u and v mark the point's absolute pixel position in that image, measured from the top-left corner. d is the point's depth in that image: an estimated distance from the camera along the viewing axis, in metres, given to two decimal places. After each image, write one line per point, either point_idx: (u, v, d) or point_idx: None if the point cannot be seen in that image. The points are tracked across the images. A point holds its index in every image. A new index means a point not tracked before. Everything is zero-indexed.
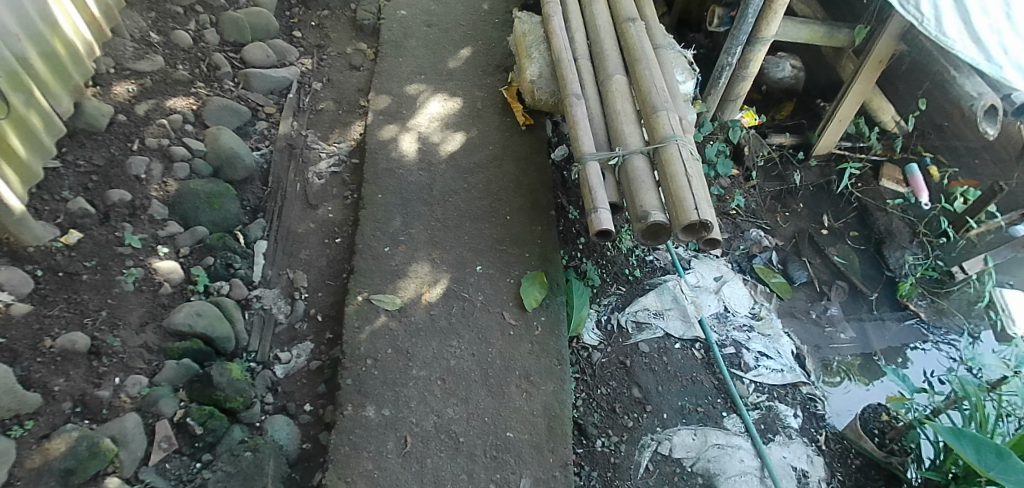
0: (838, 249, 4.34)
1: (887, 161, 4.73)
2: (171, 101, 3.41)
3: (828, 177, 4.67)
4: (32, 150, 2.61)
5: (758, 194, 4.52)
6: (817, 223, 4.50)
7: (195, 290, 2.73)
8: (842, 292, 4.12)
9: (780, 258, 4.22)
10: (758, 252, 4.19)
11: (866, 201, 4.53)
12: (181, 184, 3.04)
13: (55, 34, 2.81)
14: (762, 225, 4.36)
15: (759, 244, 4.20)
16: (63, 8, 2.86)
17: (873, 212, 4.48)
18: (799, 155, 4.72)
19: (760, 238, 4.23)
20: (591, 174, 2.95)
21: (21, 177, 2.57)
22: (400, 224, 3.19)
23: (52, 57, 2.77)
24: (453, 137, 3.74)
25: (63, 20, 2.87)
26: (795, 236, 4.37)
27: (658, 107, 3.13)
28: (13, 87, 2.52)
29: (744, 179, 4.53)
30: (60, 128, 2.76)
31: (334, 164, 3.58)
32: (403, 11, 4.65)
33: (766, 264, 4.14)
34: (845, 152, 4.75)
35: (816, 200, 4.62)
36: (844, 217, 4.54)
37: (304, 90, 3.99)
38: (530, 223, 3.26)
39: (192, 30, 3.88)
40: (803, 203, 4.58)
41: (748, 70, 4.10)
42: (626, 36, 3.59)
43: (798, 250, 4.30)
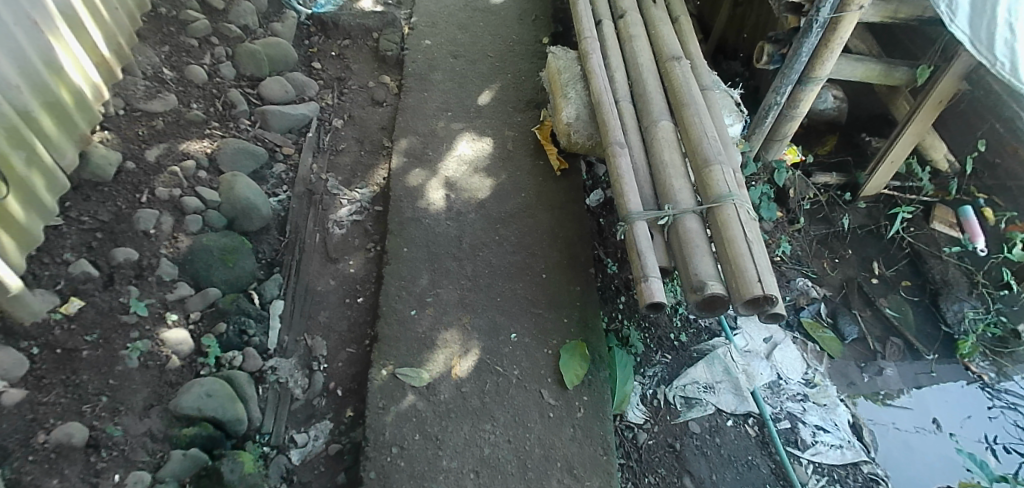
0: (890, 300, 4.03)
1: (939, 202, 4.37)
2: (184, 144, 3.20)
3: (877, 220, 4.36)
4: (32, 211, 2.41)
5: (803, 239, 4.22)
6: (867, 270, 4.17)
7: (205, 363, 2.52)
8: (898, 351, 3.79)
9: (829, 310, 3.91)
10: (805, 304, 3.89)
11: (919, 247, 4.20)
12: (192, 240, 2.81)
13: (60, 81, 2.59)
14: (807, 272, 4.07)
15: (806, 294, 3.91)
16: (69, 52, 2.65)
17: (926, 259, 4.15)
18: (845, 197, 4.40)
19: (807, 287, 3.94)
20: (639, 236, 2.69)
21: (18, 241, 2.35)
22: (427, 282, 2.96)
23: (57, 107, 2.56)
24: (482, 182, 3.51)
25: (70, 65, 2.65)
26: (844, 285, 4.07)
27: (711, 160, 2.87)
28: (13, 144, 2.31)
29: (787, 221, 4.25)
30: (64, 184, 2.56)
31: (356, 212, 3.35)
32: (428, 41, 4.49)
33: (813, 318, 3.84)
34: (894, 193, 4.40)
35: (863, 244, 4.29)
36: (895, 265, 4.20)
37: (324, 128, 3.78)
38: (567, 283, 3.01)
39: (207, 65, 3.67)
40: (851, 248, 4.26)
41: (797, 110, 3.81)
42: (672, 77, 3.34)
43: (847, 302, 3.99)
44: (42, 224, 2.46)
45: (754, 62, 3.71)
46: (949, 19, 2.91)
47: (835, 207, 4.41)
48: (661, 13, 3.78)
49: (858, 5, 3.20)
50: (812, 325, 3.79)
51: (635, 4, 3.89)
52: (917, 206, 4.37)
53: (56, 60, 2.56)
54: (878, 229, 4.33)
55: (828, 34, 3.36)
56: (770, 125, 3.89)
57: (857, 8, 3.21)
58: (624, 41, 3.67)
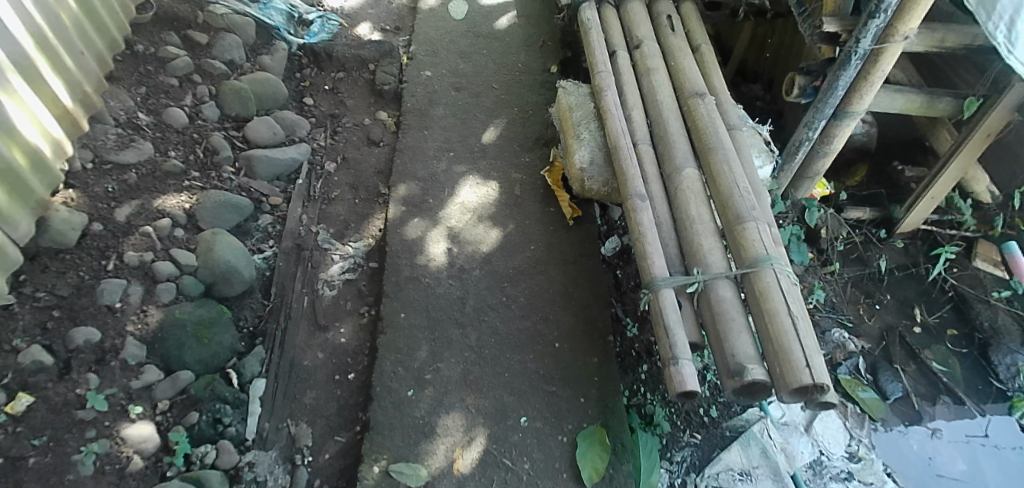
0: (935, 353, 3.64)
1: (982, 239, 3.89)
2: (160, 200, 2.89)
3: (916, 261, 3.98)
4: None
5: (838, 282, 3.88)
6: (907, 317, 3.79)
7: (171, 463, 2.25)
8: (946, 411, 3.44)
9: (869, 365, 3.56)
10: (842, 358, 3.52)
11: (963, 291, 3.82)
12: (164, 313, 2.52)
13: (7, 142, 2.31)
14: (844, 320, 3.71)
15: (843, 347, 3.53)
16: (24, 109, 2.39)
17: (972, 304, 3.77)
18: (880, 232, 4.02)
19: (845, 340, 3.54)
20: (666, 306, 2.37)
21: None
22: (426, 356, 2.66)
23: (7, 172, 2.31)
24: (487, 233, 3.20)
25: (22, 123, 2.37)
26: (883, 336, 3.70)
27: (744, 216, 2.54)
28: None
29: (819, 262, 3.91)
30: (15, 258, 2.32)
31: (349, 269, 3.06)
32: (428, 72, 4.21)
33: (852, 376, 3.48)
34: (933, 228, 3.98)
35: (903, 287, 3.93)
36: (939, 311, 3.82)
37: (315, 173, 3.48)
38: (583, 354, 2.71)
39: (188, 106, 3.37)
40: (890, 293, 3.90)
41: (832, 146, 3.44)
42: (696, 116, 3.02)
43: (888, 355, 3.63)
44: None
45: (785, 93, 3.35)
46: (1008, 50, 2.57)
47: (870, 245, 4.03)
48: (681, 43, 3.47)
49: (902, 36, 2.81)
50: (851, 384, 3.43)
51: (652, 33, 3.58)
52: (957, 243, 3.94)
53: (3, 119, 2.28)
54: (918, 270, 3.96)
55: (868, 67, 2.98)
56: (802, 158, 3.49)
57: (901, 40, 2.83)
58: (642, 75, 3.37)
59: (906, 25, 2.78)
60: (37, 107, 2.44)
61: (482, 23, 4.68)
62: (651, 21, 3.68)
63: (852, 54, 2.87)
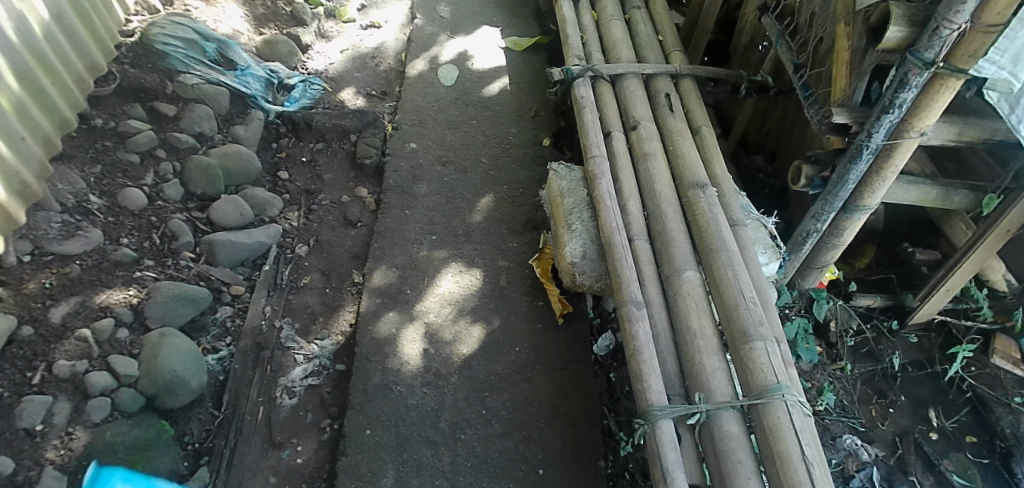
0: (955, 463, 2.84)
1: (1000, 330, 3.06)
2: (103, 295, 2.62)
3: (930, 353, 3.18)
4: None
5: (848, 380, 3.05)
6: (923, 421, 2.98)
7: None
8: None
9: (884, 476, 2.76)
10: (852, 469, 2.73)
11: (983, 391, 3.02)
12: (92, 434, 2.25)
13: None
14: (856, 424, 2.89)
15: (856, 457, 2.77)
16: None
17: (993, 407, 2.98)
18: (890, 324, 3.20)
19: (857, 448, 2.79)
20: (664, 443, 2.07)
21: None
22: (391, 483, 2.39)
23: None
24: (468, 330, 2.91)
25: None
26: (899, 441, 2.89)
27: (750, 333, 2.22)
28: None
29: (826, 358, 3.10)
30: None
31: (312, 373, 2.75)
32: (413, 143, 3.95)
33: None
34: (947, 318, 3.16)
35: (916, 384, 3.12)
36: (958, 414, 3.02)
37: (284, 257, 3.19)
38: (569, 484, 2.44)
39: (148, 186, 3.11)
40: (905, 394, 3.08)
41: (842, 239, 2.90)
42: (696, 210, 2.75)
43: (905, 464, 2.82)
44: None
45: (790, 183, 2.89)
46: None
47: (881, 339, 3.20)
48: (679, 126, 3.24)
49: (919, 132, 2.42)
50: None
51: (650, 113, 3.36)
52: (974, 337, 3.11)
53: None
54: (934, 368, 3.13)
55: (881, 162, 2.57)
56: (807, 252, 2.97)
57: (918, 136, 2.43)
58: (638, 161, 3.13)
59: (924, 120, 2.39)
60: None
61: (472, 90, 4.45)
62: (648, 100, 3.49)
63: (863, 148, 2.50)
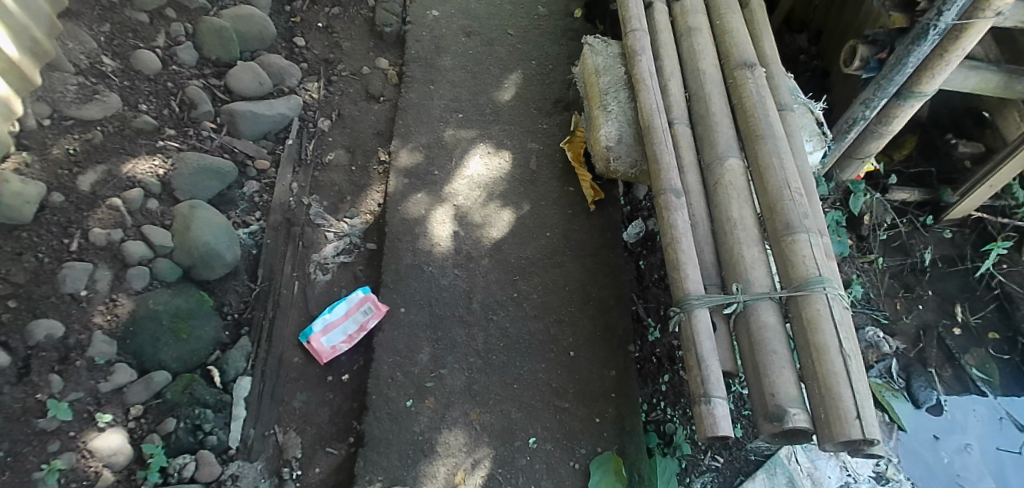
0: (975, 358, 2.92)
1: None
2: (129, 166, 2.43)
3: (961, 249, 3.15)
4: None
5: (875, 274, 3.09)
6: (947, 316, 3.04)
7: (146, 477, 2.03)
8: (983, 421, 2.77)
9: (901, 368, 2.86)
10: (872, 360, 2.84)
11: (1012, 289, 3.04)
12: (136, 302, 2.22)
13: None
14: (879, 316, 2.97)
15: (877, 348, 2.86)
16: None
17: (1019, 304, 3.01)
18: (925, 219, 3.17)
19: (879, 340, 2.87)
20: (700, 332, 2.04)
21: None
22: (428, 360, 2.46)
23: None
24: (498, 214, 2.88)
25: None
26: (921, 335, 2.97)
27: (794, 225, 2.14)
28: None
29: (856, 251, 3.12)
30: None
31: (344, 250, 2.75)
32: (435, 11, 3.57)
33: (883, 380, 2.81)
34: (985, 215, 3.11)
35: (944, 280, 3.13)
36: (983, 310, 3.05)
37: (307, 132, 3.00)
38: (600, 367, 2.51)
39: (160, 48, 2.77)
40: (932, 289, 3.10)
41: (890, 129, 2.69)
42: (742, 92, 2.53)
43: (924, 357, 2.91)
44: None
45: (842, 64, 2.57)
46: None
47: (914, 233, 3.18)
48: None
49: (996, 11, 2.15)
50: (882, 390, 2.77)
51: None
52: (1010, 234, 3.07)
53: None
54: (963, 265, 3.13)
55: (945, 44, 2.29)
56: (851, 142, 2.77)
57: (993, 15, 2.16)
58: (681, 36, 2.82)
59: None
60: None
61: None
62: None
63: (929, 28, 2.19)
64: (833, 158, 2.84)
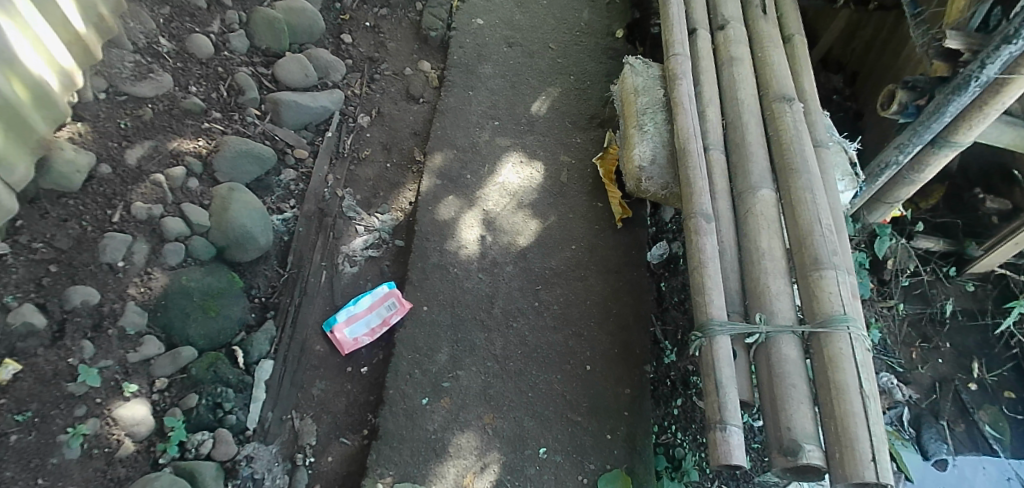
0: (990, 414, 2.90)
1: None
2: (176, 143, 2.51)
3: (984, 303, 3.13)
4: None
5: (894, 320, 3.06)
6: (966, 369, 3.01)
7: (165, 450, 2.06)
8: (993, 478, 2.75)
9: (914, 417, 2.85)
10: (883, 406, 2.83)
11: None
12: (170, 277, 2.27)
13: (9, 74, 1.88)
14: (894, 363, 2.95)
15: (890, 395, 2.85)
16: (30, 38, 1.94)
17: None
18: (948, 269, 3.16)
19: (893, 387, 2.87)
20: (720, 358, 2.05)
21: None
22: (446, 360, 2.49)
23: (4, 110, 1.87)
24: (526, 223, 2.91)
25: (28, 51, 1.93)
26: (937, 387, 2.94)
27: (822, 261, 2.15)
28: None
29: (876, 294, 3.08)
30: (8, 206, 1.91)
31: (372, 245, 2.79)
32: (480, 19, 3.62)
33: (893, 427, 2.80)
34: (1010, 272, 3.10)
35: (966, 331, 3.10)
36: (1000, 368, 3.02)
37: (346, 126, 3.06)
38: (615, 384, 2.54)
39: (214, 34, 2.85)
40: (951, 341, 3.07)
41: (923, 175, 2.67)
42: (780, 125, 2.54)
43: (939, 406, 2.90)
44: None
45: (878, 107, 2.55)
46: None
47: (937, 283, 3.17)
48: (770, 30, 2.89)
49: None
50: (892, 439, 2.76)
51: (740, 12, 2.98)
52: None
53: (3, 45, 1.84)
54: (984, 320, 3.11)
55: (985, 96, 2.29)
56: (882, 185, 2.74)
57: None
58: (722, 64, 2.83)
59: None
60: (45, 33, 1.99)
61: None
62: None
63: (970, 80, 2.19)
64: (864, 199, 2.82)
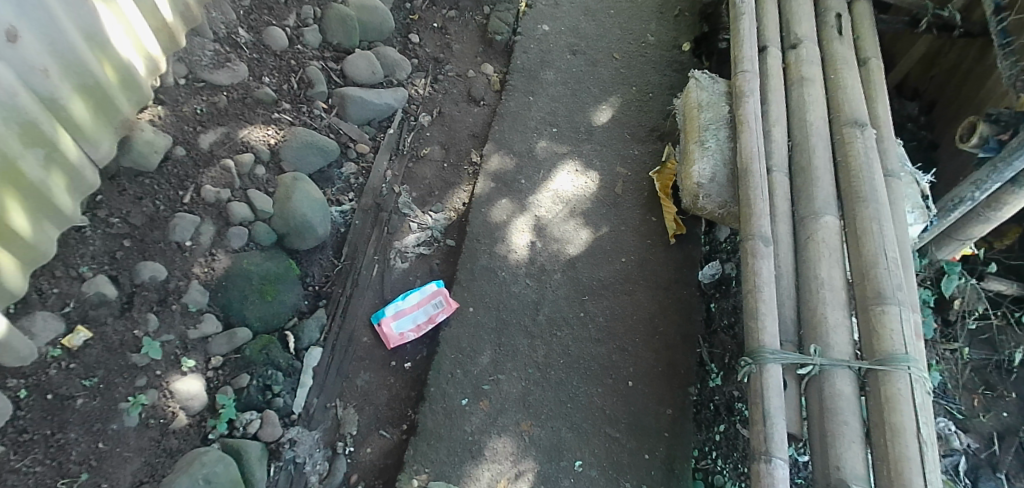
0: None
1: None
2: (246, 131, 2.60)
3: None
4: (44, 221, 1.84)
5: (956, 363, 2.90)
6: None
7: (214, 426, 2.14)
8: None
9: (969, 467, 2.71)
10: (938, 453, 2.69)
11: None
12: (232, 261, 2.36)
13: (101, 55, 1.97)
14: (953, 409, 2.81)
15: (946, 442, 2.71)
16: (121, 19, 2.02)
17: None
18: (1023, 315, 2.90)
19: (950, 433, 2.72)
20: (770, 387, 2.01)
21: (21, 258, 1.78)
22: (488, 363, 2.52)
23: (94, 89, 1.95)
24: (577, 232, 2.91)
25: (119, 34, 2.03)
26: (998, 439, 2.77)
27: (886, 296, 2.09)
28: (29, 142, 1.73)
29: (938, 336, 2.93)
30: (92, 183, 1.98)
31: (424, 243, 2.84)
32: (546, 26, 3.64)
33: (946, 475, 2.63)
34: None
35: None
36: None
37: (408, 124, 3.12)
38: (656, 403, 2.52)
39: (290, 27, 2.95)
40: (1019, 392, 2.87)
41: (1000, 214, 2.51)
42: (850, 151, 2.47)
43: (998, 458, 2.74)
44: (55, 235, 1.89)
45: (956, 139, 2.43)
46: None
47: (1008, 329, 2.93)
48: (845, 53, 2.81)
49: None
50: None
51: (814, 32, 2.90)
52: None
53: (97, 27, 1.93)
54: None
55: None
56: (955, 220, 2.58)
57: None
58: (792, 84, 2.76)
59: None
60: (135, 17, 2.08)
61: None
62: (814, 15, 2.98)
63: None
64: (934, 234, 2.69)
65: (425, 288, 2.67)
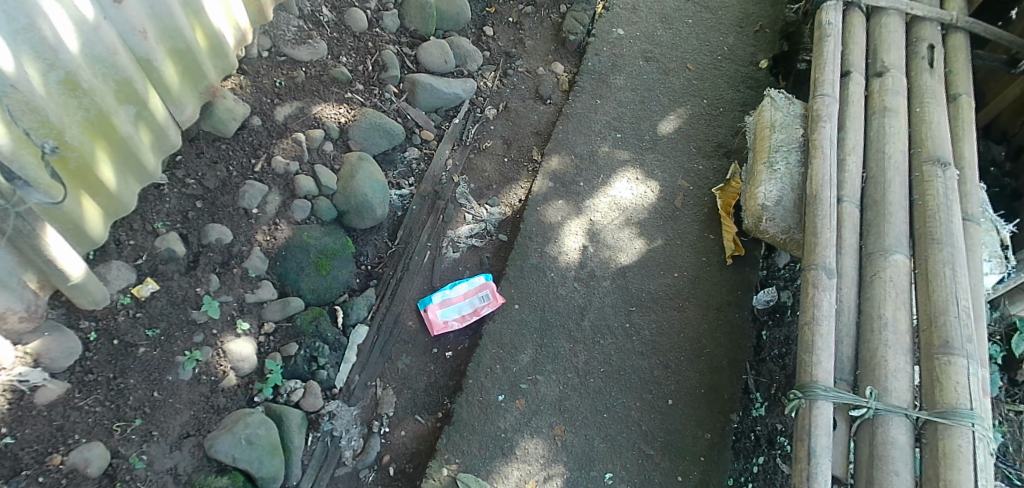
0: None
1: None
2: (320, 107, 2.67)
3: None
4: (128, 175, 1.92)
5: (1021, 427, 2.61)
6: None
7: (261, 390, 2.23)
8: None
9: None
10: None
11: None
12: (293, 232, 2.43)
13: (195, 22, 2.05)
14: (1013, 475, 2.50)
15: None
16: None
17: None
18: None
19: None
20: (818, 425, 1.96)
21: (104, 208, 1.86)
22: (527, 362, 2.53)
23: (184, 53, 2.03)
24: (631, 241, 2.88)
25: (214, 3, 2.10)
26: None
27: (954, 347, 2.01)
28: (120, 98, 1.81)
29: (1003, 395, 2.67)
30: (174, 143, 2.05)
31: (476, 234, 2.86)
32: (621, 30, 3.60)
33: None
34: None
35: None
36: None
37: (473, 116, 3.13)
38: (695, 425, 2.50)
39: (371, 10, 3.00)
40: None
41: None
42: (928, 190, 2.38)
43: None
44: (137, 190, 1.97)
45: None
46: None
47: None
48: (934, 87, 2.69)
49: None
50: None
51: (903, 62, 2.79)
52: None
53: None
54: None
55: None
56: None
57: None
58: (873, 113, 2.67)
59: None
60: None
61: None
62: (904, 45, 2.86)
63: None
64: (1010, 286, 2.52)
65: (471, 279, 2.68)
